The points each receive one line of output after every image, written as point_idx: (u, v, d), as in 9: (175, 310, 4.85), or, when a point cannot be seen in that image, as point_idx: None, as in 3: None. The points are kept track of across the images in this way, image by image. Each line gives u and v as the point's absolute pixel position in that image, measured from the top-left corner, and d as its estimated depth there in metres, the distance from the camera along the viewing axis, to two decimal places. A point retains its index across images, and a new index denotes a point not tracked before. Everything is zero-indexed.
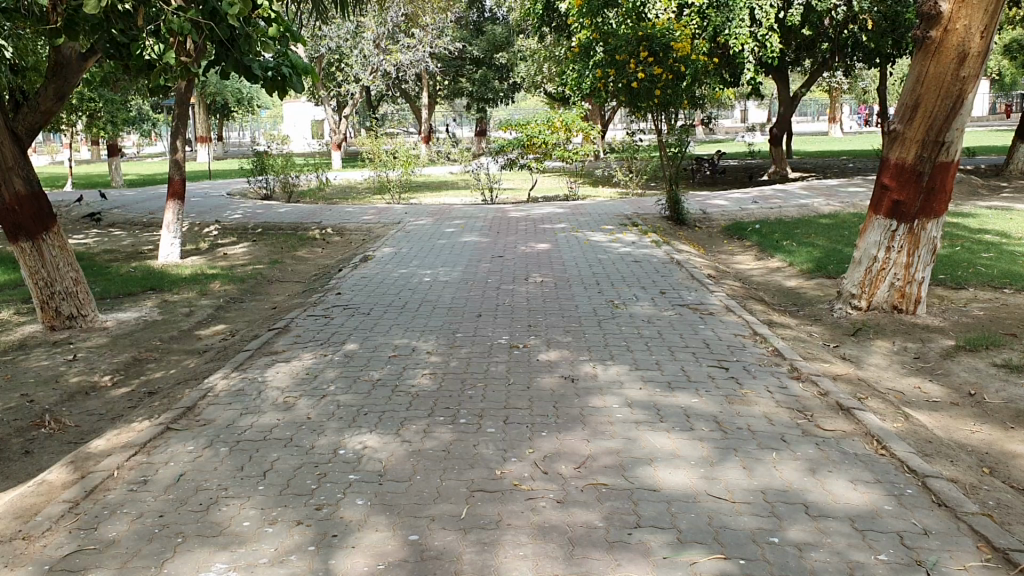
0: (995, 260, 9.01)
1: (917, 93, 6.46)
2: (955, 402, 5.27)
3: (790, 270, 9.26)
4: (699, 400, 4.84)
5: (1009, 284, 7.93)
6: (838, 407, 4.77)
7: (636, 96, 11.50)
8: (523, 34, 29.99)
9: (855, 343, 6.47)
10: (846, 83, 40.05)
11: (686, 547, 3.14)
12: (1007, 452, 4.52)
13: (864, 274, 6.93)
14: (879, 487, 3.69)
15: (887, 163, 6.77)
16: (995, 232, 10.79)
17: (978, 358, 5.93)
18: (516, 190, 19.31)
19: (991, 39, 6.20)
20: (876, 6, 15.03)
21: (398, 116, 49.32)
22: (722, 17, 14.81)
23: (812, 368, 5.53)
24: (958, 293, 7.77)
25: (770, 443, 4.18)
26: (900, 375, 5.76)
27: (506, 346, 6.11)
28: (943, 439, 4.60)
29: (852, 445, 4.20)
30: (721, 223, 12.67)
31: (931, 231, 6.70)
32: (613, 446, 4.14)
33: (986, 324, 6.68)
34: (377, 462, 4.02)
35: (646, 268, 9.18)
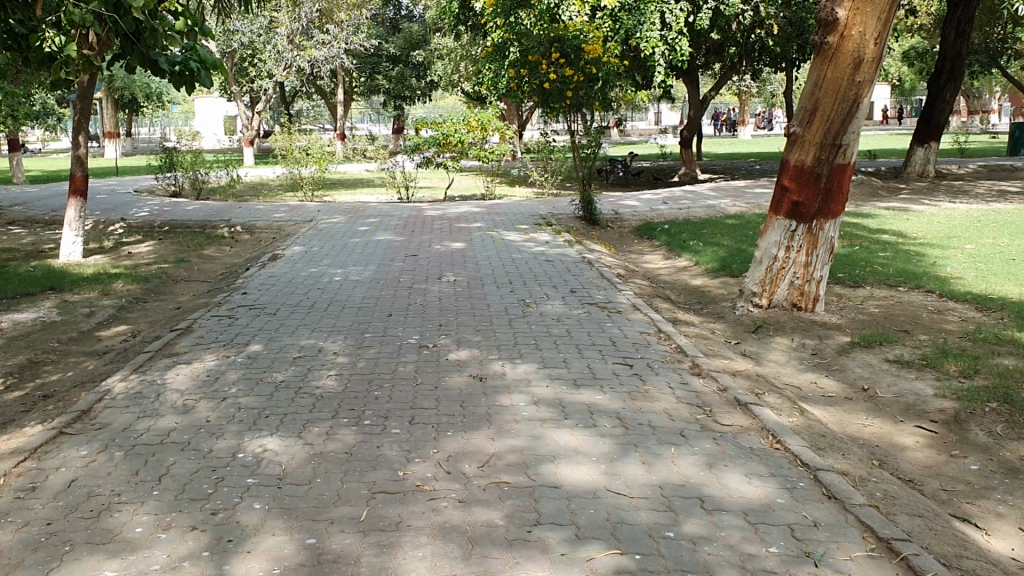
0: (891, 260, 9.33)
1: (815, 97, 6.64)
2: (848, 396, 5.45)
3: (697, 269, 9.46)
4: (603, 397, 4.89)
5: (903, 283, 8.23)
6: (736, 403, 4.88)
7: (549, 96, 11.55)
8: (439, 32, 29.95)
9: (756, 339, 6.63)
10: (756, 83, 41.03)
11: (584, 543, 3.17)
12: (896, 445, 4.70)
13: (765, 273, 7.09)
14: (772, 481, 3.79)
15: (786, 164, 6.94)
16: (891, 233, 11.18)
17: (872, 354, 6.14)
18: (431, 190, 19.19)
19: (884, 46, 6.43)
20: (781, 12, 15.56)
21: (312, 113, 48.78)
22: (633, 20, 15.01)
23: (712, 364, 5.64)
24: (855, 291, 8.03)
25: (670, 439, 4.25)
26: (797, 371, 5.92)
27: (414, 346, 6.08)
28: (837, 433, 4.76)
29: (748, 439, 4.30)
30: (632, 223, 12.84)
31: (829, 232, 6.93)
32: (516, 444, 4.16)
33: (880, 321, 6.92)
34: (276, 465, 3.95)
35: (557, 267, 9.24)
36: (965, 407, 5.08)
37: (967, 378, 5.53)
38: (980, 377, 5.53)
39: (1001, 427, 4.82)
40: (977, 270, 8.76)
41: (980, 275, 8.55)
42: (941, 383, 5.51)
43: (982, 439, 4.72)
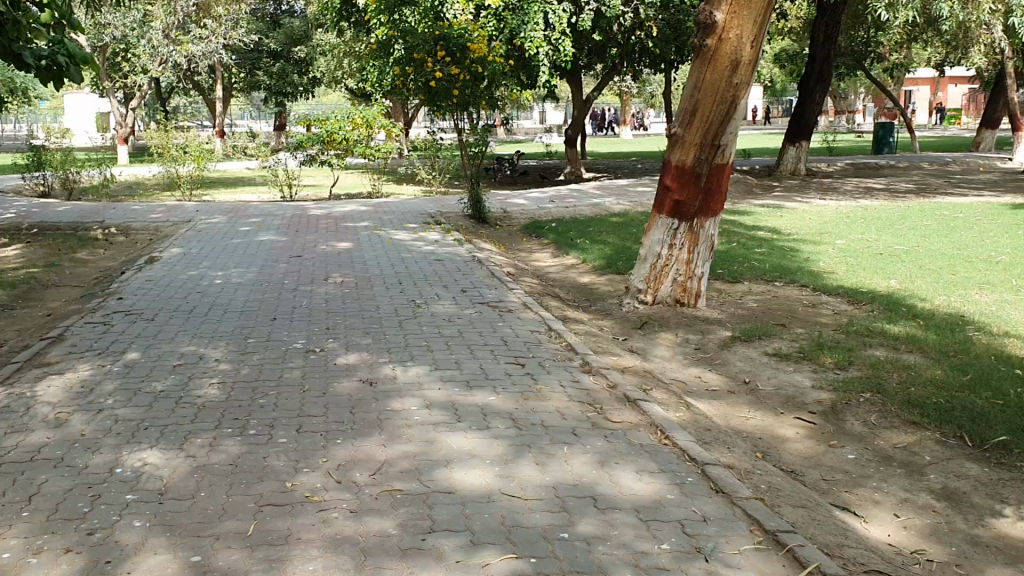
0: (767, 255, 9.65)
1: (695, 98, 6.78)
2: (731, 390, 5.59)
3: (584, 267, 9.57)
4: (495, 398, 4.88)
5: (779, 278, 8.52)
6: (625, 399, 4.95)
7: (435, 95, 11.47)
8: (322, 28, 29.47)
9: (643, 336, 6.75)
10: (637, 83, 41.93)
11: (479, 549, 3.14)
12: (778, 437, 4.85)
13: (649, 270, 7.22)
14: (662, 477, 3.85)
15: (667, 164, 7.07)
16: (767, 229, 11.57)
17: (752, 348, 6.32)
18: (315, 188, 18.85)
19: (760, 49, 6.63)
20: (660, 15, 15.94)
21: (190, 110, 47.30)
22: (517, 19, 14.98)
23: (601, 362, 5.71)
24: (735, 286, 8.27)
25: (563, 439, 4.27)
26: (682, 366, 6.05)
27: (301, 351, 5.94)
28: (721, 427, 4.88)
29: (638, 436, 4.36)
30: (520, 221, 12.91)
31: (708, 229, 7.13)
32: (409, 449, 4.10)
33: (760, 315, 7.14)
34: (157, 480, 3.79)
35: (447, 266, 9.20)
36: (840, 398, 5.28)
37: (842, 370, 5.76)
38: (854, 368, 5.77)
39: (874, 416, 5.03)
40: (848, 265, 9.14)
41: (850, 269, 8.93)
42: (818, 374, 5.72)
43: (858, 428, 4.91)
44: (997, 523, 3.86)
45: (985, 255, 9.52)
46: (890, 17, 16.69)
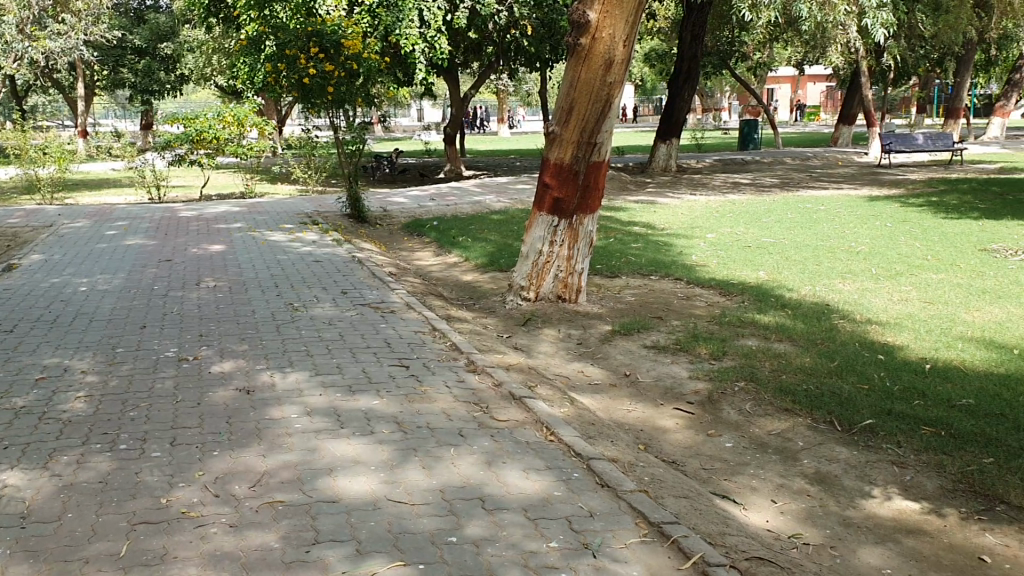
0: (644, 250, 9.85)
1: (571, 96, 6.84)
2: (612, 383, 5.68)
3: (465, 264, 9.55)
4: (378, 402, 4.80)
5: (655, 272, 8.71)
6: (510, 397, 4.95)
7: (309, 92, 11.23)
8: (189, 24, 28.52)
9: (525, 333, 6.78)
10: (512, 81, 42.25)
11: (366, 558, 3.08)
12: (660, 428, 4.95)
13: (531, 267, 7.26)
14: (549, 474, 3.86)
15: (546, 162, 7.12)
16: (642, 224, 11.82)
17: (632, 341, 6.44)
18: (185, 189, 18.25)
19: (632, 48, 6.74)
20: (534, 13, 16.10)
21: (49, 109, 45.04)
22: (392, 17, 14.91)
23: (485, 360, 5.70)
24: (614, 281, 8.41)
25: (448, 440, 4.23)
26: (564, 361, 6.11)
27: (173, 360, 5.71)
28: (605, 420, 4.94)
29: (524, 433, 4.37)
30: (400, 220, 12.80)
31: (587, 226, 7.23)
32: (290, 459, 3.99)
33: (638, 309, 7.28)
34: (19, 503, 3.56)
35: (326, 267, 9.03)
36: (717, 387, 5.43)
37: (717, 360, 5.93)
38: (728, 358, 5.94)
39: (749, 404, 5.19)
40: (720, 258, 9.42)
41: (722, 262, 9.20)
42: (695, 365, 5.86)
43: (734, 417, 5.06)
44: (866, 503, 4.03)
45: (846, 246, 9.97)
46: (753, 18, 17.30)
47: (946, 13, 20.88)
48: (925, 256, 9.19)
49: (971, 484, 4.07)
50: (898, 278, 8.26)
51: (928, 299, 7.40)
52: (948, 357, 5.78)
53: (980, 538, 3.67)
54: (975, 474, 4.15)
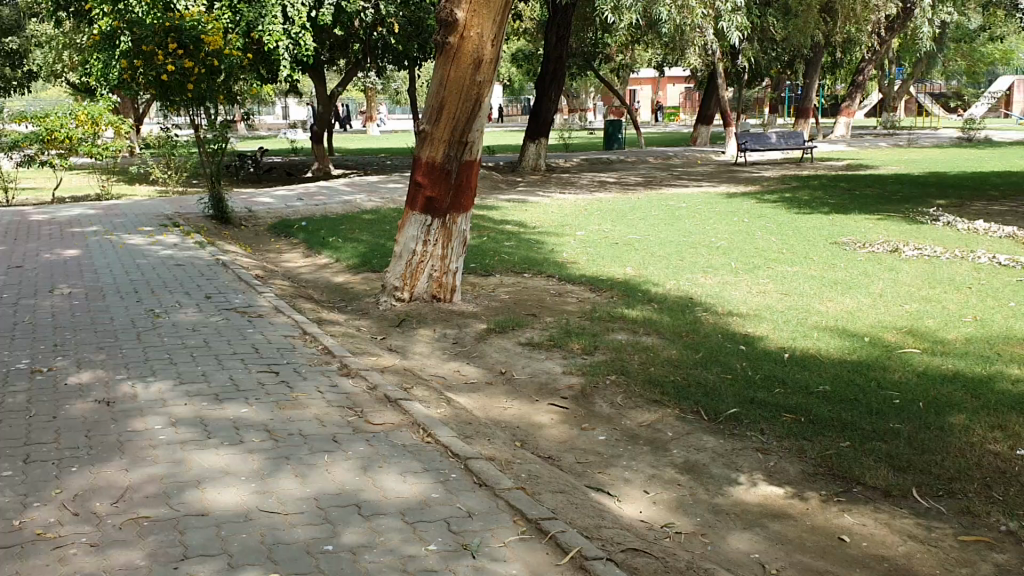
0: (516, 248, 9.93)
1: (441, 95, 6.81)
2: (488, 381, 5.69)
3: (336, 266, 9.40)
4: (248, 410, 4.66)
5: (527, 269, 8.78)
6: (385, 400, 4.90)
7: (167, 89, 10.81)
8: (35, 17, 27.03)
9: (399, 333, 6.72)
10: (380, 79, 41.86)
11: (239, 572, 2.99)
12: (535, 424, 5.00)
13: (404, 267, 7.19)
14: (425, 476, 3.84)
15: (416, 161, 7.06)
16: (513, 223, 11.91)
17: (507, 339, 6.47)
18: (35, 191, 17.29)
19: (500, 47, 6.77)
20: (401, 11, 15.99)
21: None
22: (254, 13, 14.51)
23: (359, 363, 5.62)
24: (487, 279, 8.43)
25: (323, 447, 4.15)
26: (440, 361, 6.08)
27: (25, 372, 5.39)
28: (481, 419, 4.94)
29: (399, 436, 4.32)
30: (267, 221, 12.49)
31: (460, 225, 7.22)
32: (155, 472, 3.83)
33: (512, 306, 7.32)
34: None
35: (190, 271, 8.71)
36: (590, 381, 5.51)
37: (590, 355, 6.02)
38: (601, 353, 6.05)
39: (621, 397, 5.29)
40: (589, 254, 9.59)
41: (592, 258, 9.37)
42: (568, 361, 5.94)
43: (607, 410, 5.15)
44: (734, 489, 4.17)
45: (708, 241, 10.31)
46: (616, 20, 17.68)
47: (795, 18, 21.92)
48: (782, 250, 9.60)
49: (829, 467, 4.27)
50: (758, 271, 8.60)
51: (786, 291, 7.73)
52: (805, 346, 6.05)
53: (839, 518, 3.85)
54: (833, 456, 4.35)
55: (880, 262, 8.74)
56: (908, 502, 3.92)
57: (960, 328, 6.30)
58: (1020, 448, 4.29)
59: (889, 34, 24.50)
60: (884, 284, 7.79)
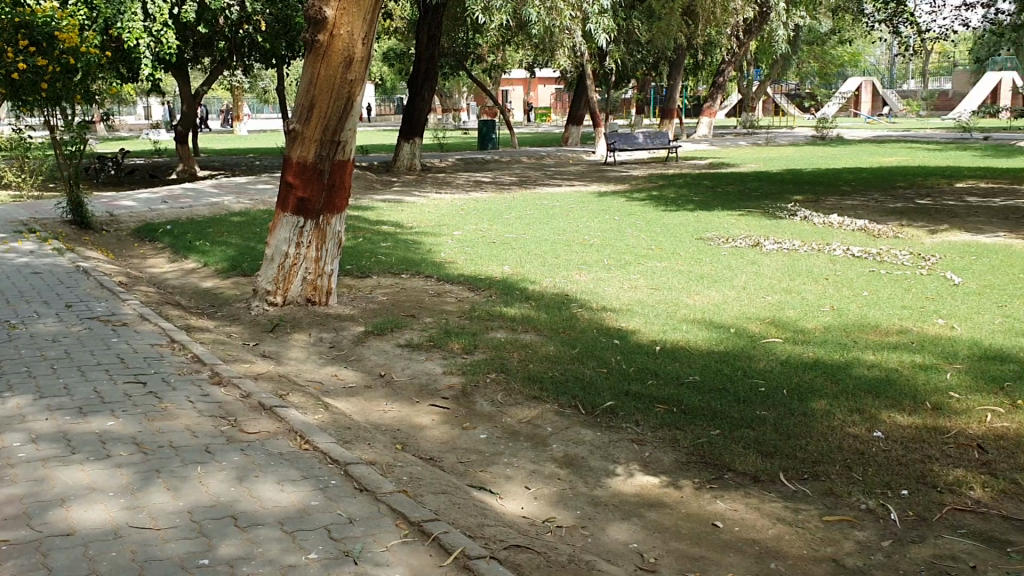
0: (392, 249, 9.85)
1: (311, 94, 6.69)
2: (367, 384, 5.63)
3: (206, 270, 9.12)
4: (115, 423, 4.47)
5: (404, 270, 8.73)
6: (260, 407, 4.78)
7: (18, 89, 10.22)
8: None
9: (274, 338, 6.57)
10: (246, 78, 40.82)
11: None
12: (415, 426, 4.97)
13: (277, 270, 7.04)
14: (304, 484, 3.77)
15: (287, 161, 6.92)
16: (388, 223, 11.81)
17: (385, 341, 6.42)
18: None
19: (371, 46, 6.70)
20: (268, 9, 15.63)
21: None
22: (112, 9, 13.91)
23: (232, 370, 5.47)
24: (364, 281, 8.34)
25: (195, 458, 4.02)
26: (316, 366, 5.99)
27: None
28: (361, 423, 4.89)
29: (276, 445, 4.23)
30: (130, 225, 11.99)
31: (334, 226, 7.13)
32: (14, 493, 3.62)
33: (389, 308, 7.26)
34: None
35: (47, 279, 8.28)
36: (470, 381, 5.53)
37: (468, 355, 6.04)
38: (479, 352, 6.07)
39: (501, 395, 5.33)
40: (466, 254, 9.61)
41: (469, 258, 9.39)
42: (447, 361, 5.94)
43: (487, 409, 5.18)
44: (612, 481, 4.26)
45: (582, 238, 10.49)
46: (485, 20, 17.80)
47: (659, 20, 22.60)
48: (651, 246, 9.85)
49: (702, 455, 4.41)
50: (629, 267, 8.80)
51: (656, 285, 7.94)
52: (676, 338, 6.23)
53: (712, 504, 3.98)
54: (704, 445, 4.50)
55: (743, 256, 9.08)
56: (776, 486, 4.09)
57: (818, 317, 6.62)
58: (876, 429, 4.54)
59: (745, 36, 25.52)
60: (747, 277, 8.09)
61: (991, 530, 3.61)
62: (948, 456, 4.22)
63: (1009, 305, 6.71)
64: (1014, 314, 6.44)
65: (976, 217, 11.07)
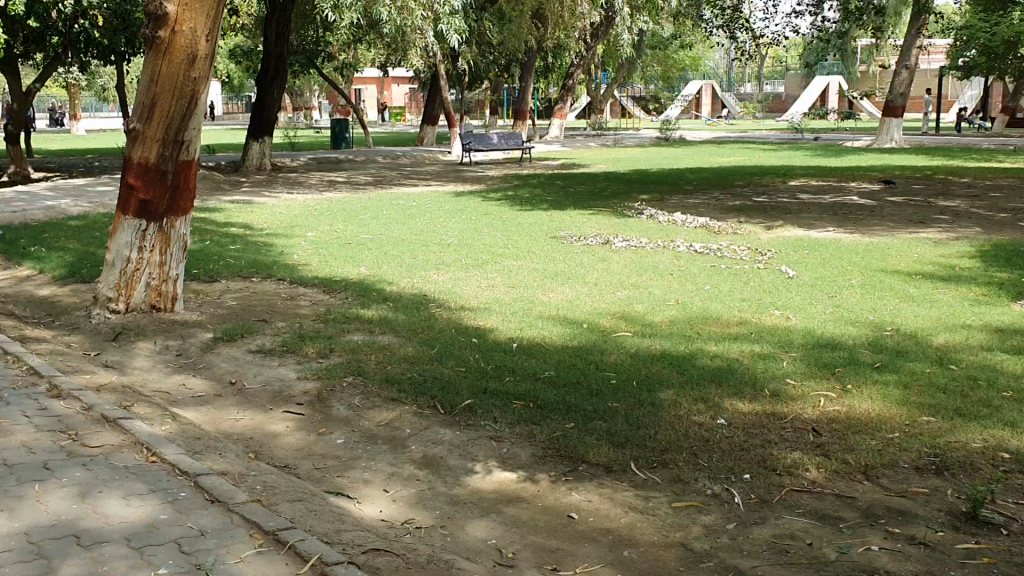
0: (243, 251, 9.59)
1: (152, 92, 6.43)
2: (218, 393, 5.47)
3: (41, 277, 8.62)
4: None
5: (256, 273, 8.51)
6: (103, 420, 4.57)
7: None
8: None
9: (117, 348, 6.28)
10: (83, 74, 38.85)
11: None
12: (269, 434, 4.87)
13: (119, 276, 6.74)
14: (152, 498, 3.63)
15: (128, 161, 6.63)
16: (238, 226, 11.48)
17: (236, 347, 6.24)
18: None
19: (215, 44, 6.51)
20: (106, 3, 14.95)
21: None
22: None
23: (71, 382, 5.20)
24: (213, 285, 8.08)
25: (32, 476, 3.80)
26: (163, 375, 5.76)
27: None
28: (212, 433, 4.74)
29: (121, 458, 4.06)
30: None
31: (179, 229, 6.89)
32: None
33: (240, 313, 7.07)
34: None
35: None
36: (326, 385, 5.45)
37: (324, 359, 5.95)
38: (335, 355, 5.99)
39: (358, 398, 5.28)
40: (320, 256, 9.45)
41: (323, 260, 9.24)
42: (302, 365, 5.83)
43: (343, 412, 5.12)
44: (470, 479, 4.29)
45: (438, 238, 10.50)
46: (335, 18, 17.60)
47: (510, 22, 23.00)
48: (507, 245, 9.96)
49: (557, 449, 4.51)
50: (485, 266, 8.87)
51: (511, 284, 8.04)
52: (531, 336, 6.33)
53: (567, 497, 4.07)
54: (559, 438, 4.60)
55: (595, 253, 9.31)
56: (627, 476, 4.22)
57: (665, 311, 6.86)
58: (720, 416, 4.75)
59: (593, 39, 26.18)
60: (599, 274, 8.30)
61: (825, 508, 3.83)
62: (786, 440, 4.47)
63: (839, 295, 7.14)
64: (843, 304, 6.86)
65: (808, 213, 11.73)
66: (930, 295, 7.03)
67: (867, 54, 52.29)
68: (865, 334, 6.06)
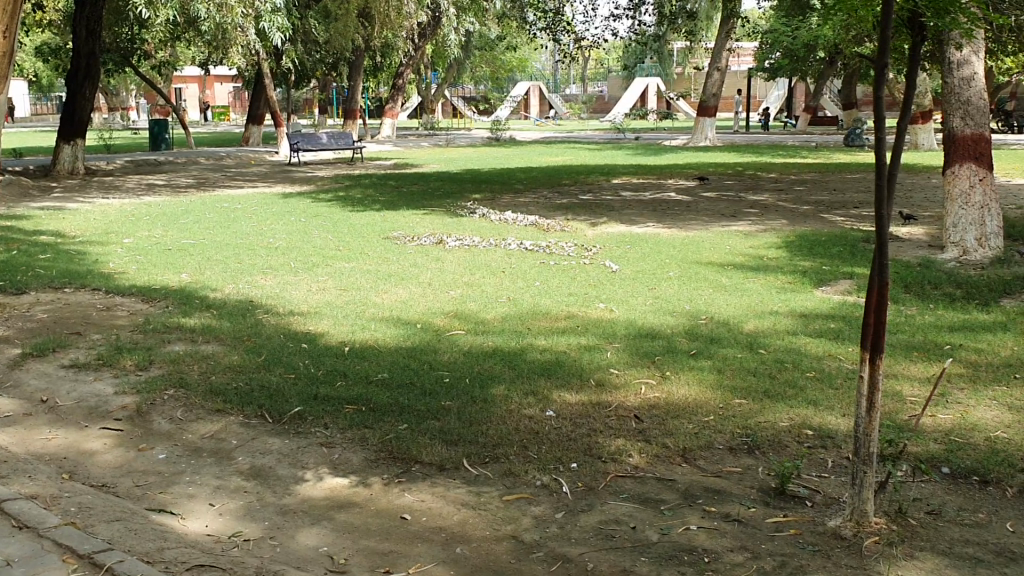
0: (53, 261, 9.02)
1: None
2: (27, 412, 5.12)
3: None
4: None
5: (68, 284, 8.03)
6: None
7: None
8: None
9: None
10: None
11: None
12: (85, 452, 4.61)
13: None
14: None
15: None
16: (48, 233, 10.80)
17: (47, 363, 5.88)
18: None
19: (12, 40, 6.07)
20: None
21: None
22: None
23: None
24: (20, 298, 7.56)
25: None
26: None
27: None
28: (20, 456, 4.45)
29: None
30: None
31: None
32: None
33: (50, 326, 6.66)
34: None
35: None
36: (146, 399, 5.21)
37: (144, 371, 5.69)
38: (156, 367, 5.74)
39: (181, 411, 5.08)
40: (139, 263, 9.02)
41: (142, 267, 8.82)
42: (120, 379, 5.55)
43: (166, 426, 4.91)
44: (299, 488, 4.21)
45: (265, 241, 10.23)
46: (150, 15, 16.87)
47: (336, 21, 22.79)
48: (337, 247, 9.82)
49: (389, 451, 4.49)
50: (315, 268, 8.72)
51: (342, 286, 7.93)
52: (362, 338, 6.27)
53: (400, 498, 4.06)
54: (391, 440, 4.58)
55: (426, 253, 9.31)
56: (459, 473, 4.26)
57: (496, 308, 6.95)
58: (549, 409, 4.86)
59: (420, 39, 26.21)
60: (431, 274, 8.31)
61: (647, 492, 3.99)
62: (611, 428, 4.61)
63: (660, 287, 7.45)
64: (663, 295, 7.16)
65: (630, 210, 12.17)
66: (741, 285, 7.44)
67: (681, 57, 54.70)
68: (683, 323, 6.34)
